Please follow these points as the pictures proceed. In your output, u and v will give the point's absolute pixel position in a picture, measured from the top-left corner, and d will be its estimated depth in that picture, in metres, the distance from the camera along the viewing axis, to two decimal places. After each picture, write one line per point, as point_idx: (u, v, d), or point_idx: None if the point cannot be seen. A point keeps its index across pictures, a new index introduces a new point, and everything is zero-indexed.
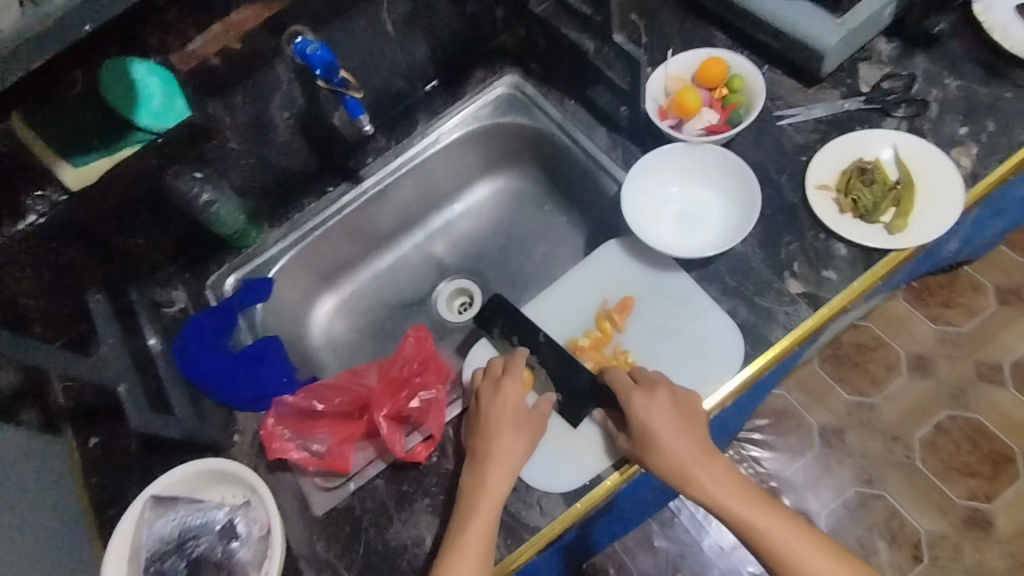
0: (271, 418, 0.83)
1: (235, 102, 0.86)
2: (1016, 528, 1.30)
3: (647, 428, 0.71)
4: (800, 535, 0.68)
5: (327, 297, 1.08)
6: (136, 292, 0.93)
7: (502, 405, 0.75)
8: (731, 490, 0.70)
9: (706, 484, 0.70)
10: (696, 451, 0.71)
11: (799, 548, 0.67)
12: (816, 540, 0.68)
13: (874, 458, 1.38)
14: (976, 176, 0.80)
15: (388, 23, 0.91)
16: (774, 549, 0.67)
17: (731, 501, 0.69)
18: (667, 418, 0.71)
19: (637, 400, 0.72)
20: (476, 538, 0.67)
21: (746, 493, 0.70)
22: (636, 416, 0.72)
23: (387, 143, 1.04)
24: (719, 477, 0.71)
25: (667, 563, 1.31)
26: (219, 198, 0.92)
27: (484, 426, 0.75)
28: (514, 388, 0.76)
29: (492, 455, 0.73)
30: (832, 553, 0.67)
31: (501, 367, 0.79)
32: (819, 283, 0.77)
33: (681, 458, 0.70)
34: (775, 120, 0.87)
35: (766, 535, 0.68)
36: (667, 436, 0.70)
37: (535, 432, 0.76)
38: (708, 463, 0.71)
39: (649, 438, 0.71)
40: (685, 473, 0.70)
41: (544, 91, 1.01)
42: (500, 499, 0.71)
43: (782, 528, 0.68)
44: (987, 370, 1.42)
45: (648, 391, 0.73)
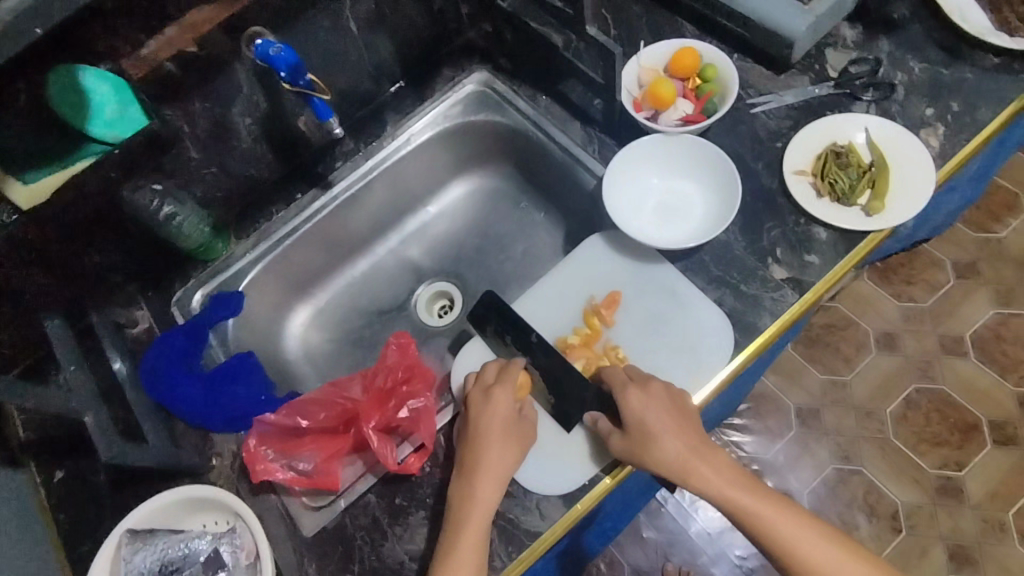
0: (253, 439, 0.79)
1: (194, 108, 0.81)
2: (986, 493, 1.35)
3: (642, 423, 0.70)
4: (797, 520, 0.68)
5: (302, 308, 1.04)
6: (97, 315, 0.87)
7: (493, 414, 0.74)
8: (730, 481, 0.70)
9: (703, 474, 0.70)
10: (692, 441, 0.71)
11: (796, 533, 0.67)
12: (813, 524, 0.68)
13: (849, 435, 1.41)
14: (945, 155, 0.81)
15: (352, 21, 0.88)
16: (773, 535, 0.67)
17: (728, 490, 0.69)
18: (661, 413, 0.71)
19: (631, 396, 0.72)
20: (466, 553, 0.66)
21: (742, 480, 0.70)
22: (630, 411, 0.71)
23: (355, 146, 1.00)
24: (716, 466, 0.70)
25: (657, 554, 1.32)
26: (181, 210, 0.87)
27: (474, 435, 0.73)
28: (507, 396, 0.75)
29: (481, 467, 0.71)
30: (828, 536, 0.67)
31: (494, 374, 0.77)
32: (803, 268, 0.78)
33: (678, 452, 0.70)
34: (748, 107, 0.87)
35: (765, 522, 0.67)
36: (662, 430, 0.70)
37: (526, 440, 0.74)
38: (704, 453, 0.70)
39: (645, 434, 0.70)
40: (682, 465, 0.69)
41: (515, 86, 0.98)
42: (490, 511, 0.69)
43: (780, 514, 0.68)
44: (951, 342, 1.46)
45: (642, 386, 0.73)
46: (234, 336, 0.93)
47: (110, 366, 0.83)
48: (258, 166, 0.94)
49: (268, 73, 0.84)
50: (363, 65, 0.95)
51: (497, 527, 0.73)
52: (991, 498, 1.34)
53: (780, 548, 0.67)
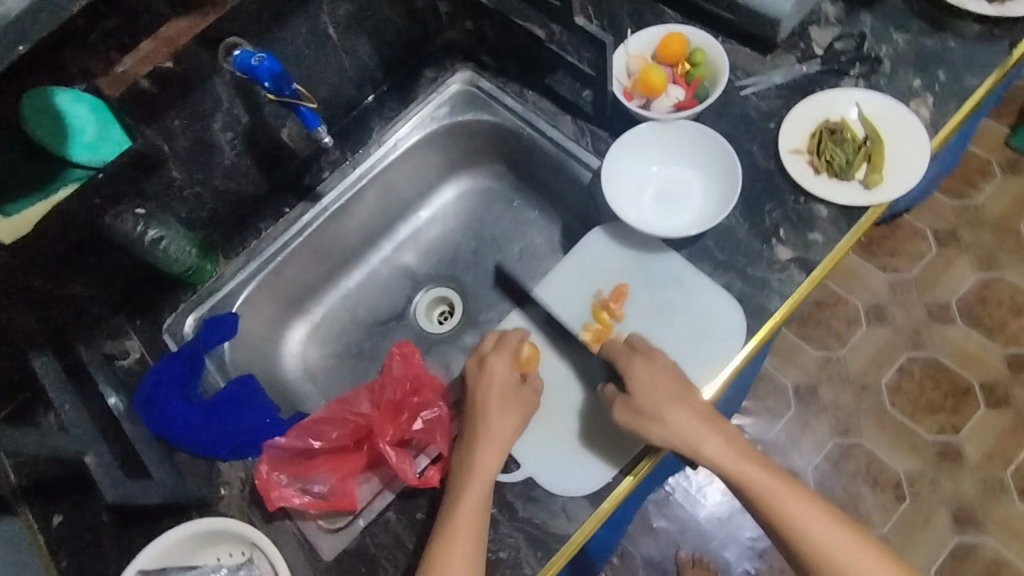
0: (265, 465, 0.76)
1: (171, 125, 0.78)
2: (984, 454, 1.34)
3: (649, 388, 0.71)
4: (807, 501, 0.66)
5: (298, 325, 1.01)
6: (84, 347, 0.85)
7: (491, 382, 0.76)
8: (741, 458, 0.69)
9: (712, 448, 0.69)
10: (701, 414, 0.70)
11: (804, 512, 0.65)
12: (821, 504, 0.66)
13: (847, 409, 1.40)
14: (936, 125, 0.82)
15: (329, 26, 0.86)
16: (781, 513, 0.66)
17: (737, 467, 0.68)
18: (668, 382, 0.71)
19: (638, 365, 0.73)
20: (468, 514, 0.66)
21: (752, 457, 0.69)
22: (637, 377, 0.72)
23: (342, 155, 0.98)
24: (726, 442, 0.69)
25: (668, 542, 1.31)
26: (167, 233, 0.82)
27: (475, 404, 0.75)
28: (503, 362, 0.78)
29: (482, 432, 0.72)
30: (836, 518, 0.66)
31: (493, 344, 0.81)
32: (807, 246, 0.77)
33: (686, 423, 0.69)
34: (738, 90, 0.86)
35: (773, 499, 0.66)
36: (670, 400, 0.70)
37: (527, 407, 0.76)
38: (713, 428, 0.70)
39: (651, 399, 0.70)
40: (690, 438, 0.68)
41: (501, 83, 0.97)
42: (490, 477, 0.69)
43: (790, 493, 0.66)
44: (938, 310, 1.46)
45: (649, 355, 0.74)
46: (231, 360, 0.90)
47: (105, 402, 0.81)
48: (242, 181, 0.92)
49: (247, 84, 0.82)
50: (344, 71, 0.93)
51: (523, 532, 0.71)
52: (988, 458, 1.34)
53: (787, 528, 0.65)
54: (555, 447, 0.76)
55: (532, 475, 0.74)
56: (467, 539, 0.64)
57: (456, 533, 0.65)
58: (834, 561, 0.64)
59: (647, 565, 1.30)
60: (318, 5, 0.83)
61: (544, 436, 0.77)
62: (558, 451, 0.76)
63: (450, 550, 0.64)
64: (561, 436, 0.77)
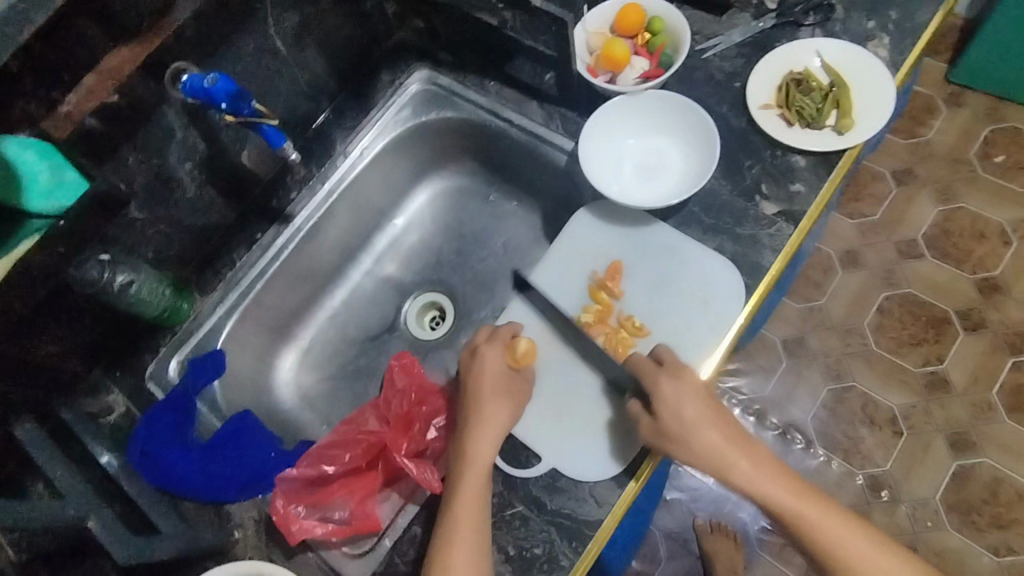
0: (280, 499, 0.74)
1: (127, 163, 0.75)
2: (968, 379, 1.30)
3: (677, 410, 0.68)
4: (845, 526, 0.66)
5: (287, 352, 0.98)
6: (68, 409, 0.81)
7: (482, 373, 0.76)
8: (773, 479, 0.68)
9: (746, 472, 0.68)
10: (733, 439, 0.69)
11: (845, 538, 0.65)
12: (861, 530, 0.66)
13: (836, 354, 1.35)
14: (896, 63, 0.83)
15: (277, 39, 0.83)
16: (821, 538, 0.65)
17: (776, 494, 0.67)
18: (696, 402, 0.68)
19: (665, 384, 0.69)
20: (469, 501, 0.66)
21: (789, 482, 0.68)
22: (666, 398, 0.68)
23: (308, 171, 0.94)
24: (760, 466, 0.68)
25: (683, 513, 1.29)
26: (137, 277, 0.78)
27: (467, 396, 0.75)
28: (496, 353, 0.78)
29: (478, 421, 0.72)
30: (876, 543, 0.65)
31: (488, 335, 0.80)
32: (791, 198, 0.78)
33: (716, 446, 0.68)
34: (699, 54, 0.86)
35: (806, 520, 0.66)
36: (701, 425, 0.68)
37: (518, 395, 0.76)
38: (747, 453, 0.69)
39: (681, 421, 0.67)
40: (717, 458, 0.68)
41: (460, 77, 0.95)
42: (487, 464, 0.69)
43: (830, 518, 0.66)
44: (906, 247, 1.40)
45: (676, 374, 0.70)
46: (224, 398, 0.86)
47: (99, 461, 0.77)
48: (209, 215, 0.88)
49: (199, 110, 0.78)
50: (297, 84, 0.90)
51: (555, 525, 0.70)
52: (973, 382, 1.30)
53: (828, 558, 0.65)
54: (573, 433, 0.75)
55: (555, 466, 0.72)
56: (467, 528, 0.65)
57: (458, 520, 0.65)
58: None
59: (666, 538, 1.28)
60: (263, 17, 0.80)
61: (559, 424, 0.76)
62: (577, 436, 0.74)
63: (453, 538, 0.64)
64: (578, 421, 0.76)
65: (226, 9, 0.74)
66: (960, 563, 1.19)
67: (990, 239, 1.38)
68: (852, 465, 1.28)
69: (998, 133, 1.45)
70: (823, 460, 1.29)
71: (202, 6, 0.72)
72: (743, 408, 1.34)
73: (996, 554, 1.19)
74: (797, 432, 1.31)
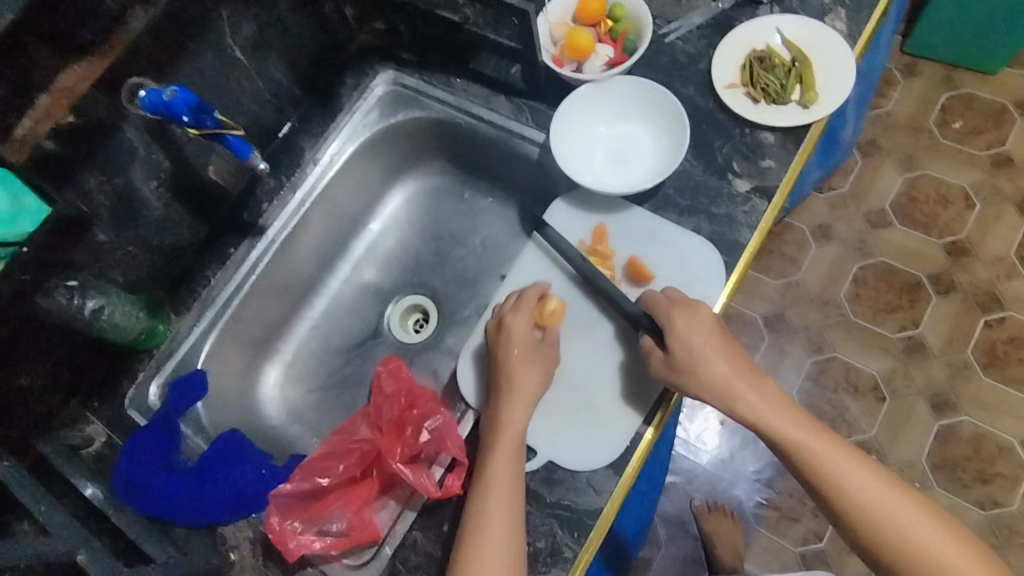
0: (274, 516, 0.73)
1: (89, 186, 0.72)
2: (945, 340, 1.32)
3: (690, 343, 0.68)
4: (845, 455, 0.66)
5: (270, 367, 0.96)
6: (47, 445, 0.77)
7: (511, 340, 0.73)
8: (778, 412, 0.69)
9: (755, 403, 0.69)
10: (743, 371, 0.70)
11: (845, 467, 0.66)
12: (862, 460, 0.66)
13: (817, 327, 1.37)
14: (854, 35, 0.84)
15: (235, 49, 0.82)
16: (821, 464, 0.66)
17: (780, 423, 0.68)
18: (710, 336, 0.69)
19: (679, 319, 0.70)
20: (502, 466, 0.66)
21: (793, 413, 0.69)
22: (679, 333, 0.69)
23: (277, 182, 0.92)
24: (767, 398, 0.70)
25: (679, 496, 1.30)
26: (108, 301, 0.75)
27: (498, 364, 0.73)
28: (524, 318, 0.75)
29: (512, 391, 0.71)
30: (875, 474, 0.66)
31: (511, 301, 0.77)
32: (763, 173, 0.79)
33: (725, 378, 0.69)
34: (662, 38, 0.86)
35: (808, 450, 0.67)
36: (713, 356, 0.69)
37: (548, 360, 0.74)
38: (754, 384, 0.70)
39: (694, 354, 0.68)
40: (723, 391, 0.69)
41: (425, 77, 0.94)
42: (520, 433, 0.68)
43: (832, 446, 0.67)
44: (876, 218, 1.41)
45: (689, 308, 0.70)
46: (208, 419, 0.85)
47: (82, 495, 0.73)
48: (177, 233, 0.86)
49: (160, 124, 0.77)
50: (260, 93, 0.88)
51: (556, 516, 0.70)
52: (949, 343, 1.32)
53: (828, 485, 0.65)
54: (570, 423, 0.74)
55: (550, 459, 0.72)
56: (501, 494, 0.64)
57: (493, 485, 0.65)
58: (874, 516, 0.64)
59: (664, 522, 1.28)
60: (219, 27, 0.78)
61: (556, 414, 0.75)
62: (573, 426, 0.74)
63: (491, 502, 0.64)
64: (576, 407, 0.75)
65: (180, 20, 0.73)
66: None
67: (954, 203, 1.40)
68: (839, 435, 1.30)
69: (954, 99, 1.46)
70: None
71: (155, 19, 0.70)
72: None
73: (982, 508, 1.22)
74: None
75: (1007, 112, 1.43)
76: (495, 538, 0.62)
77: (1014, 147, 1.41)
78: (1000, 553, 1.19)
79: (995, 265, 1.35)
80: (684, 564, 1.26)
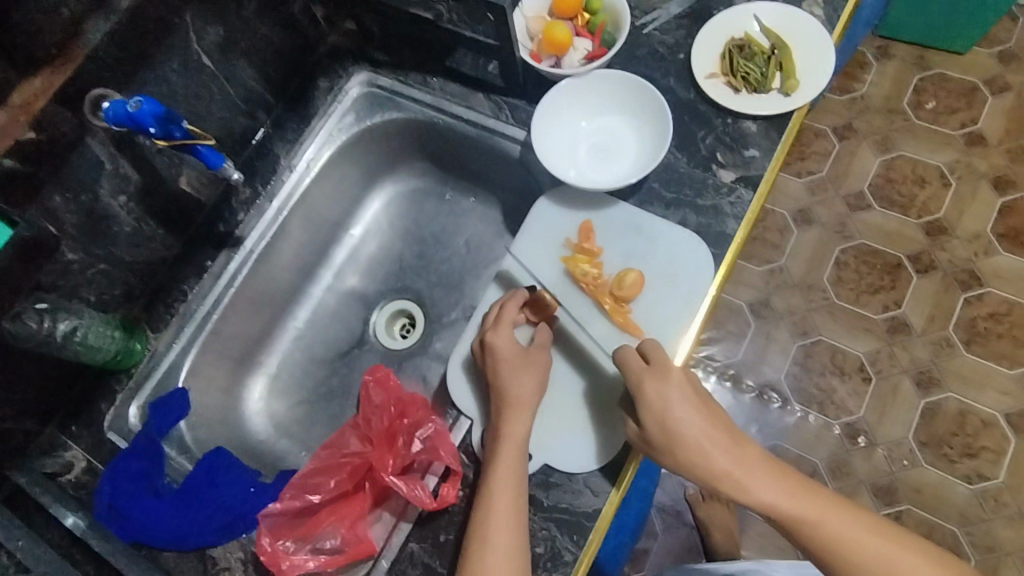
0: (266, 537, 0.71)
1: (54, 203, 0.69)
2: (927, 319, 1.32)
3: (664, 416, 0.66)
4: (842, 513, 0.63)
5: (254, 381, 0.93)
6: (22, 472, 0.75)
7: (496, 354, 0.72)
8: (766, 479, 0.65)
9: (745, 480, 0.65)
10: (726, 444, 0.66)
11: (852, 533, 0.61)
12: (866, 521, 0.62)
13: (802, 311, 1.37)
14: (831, 20, 0.84)
15: (202, 54, 0.79)
16: (825, 536, 0.62)
17: (775, 497, 0.63)
18: (685, 408, 0.66)
19: (650, 389, 0.67)
20: (505, 478, 0.64)
21: (786, 481, 0.65)
22: (652, 405, 0.67)
23: (253, 191, 0.90)
24: (755, 469, 0.65)
25: (674, 486, 1.28)
26: (81, 322, 0.74)
27: (490, 377, 0.72)
28: (507, 331, 0.73)
29: (509, 402, 0.69)
30: (885, 534, 0.62)
31: (492, 317, 0.76)
32: (747, 163, 0.78)
33: (704, 447, 0.65)
34: (640, 29, 0.85)
35: (805, 517, 0.63)
36: (694, 435, 0.66)
37: (541, 367, 0.72)
38: (740, 455, 0.66)
39: (670, 431, 0.65)
40: (705, 461, 0.65)
41: (401, 76, 0.92)
42: (520, 443, 0.67)
43: (833, 512, 0.63)
44: (854, 200, 1.42)
45: (661, 374, 0.68)
46: (192, 438, 0.82)
47: (64, 524, 0.72)
48: (150, 248, 0.83)
49: (127, 137, 0.74)
50: (229, 99, 0.85)
51: (555, 520, 0.68)
52: (931, 321, 1.32)
53: (838, 559, 0.61)
54: (565, 425, 0.73)
55: (546, 462, 0.71)
56: (506, 507, 0.63)
57: (493, 498, 0.63)
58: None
59: (660, 513, 1.27)
60: (184, 32, 0.75)
61: (551, 419, 0.74)
62: (569, 429, 0.73)
63: (492, 517, 0.62)
64: (570, 412, 0.74)
65: (142, 27, 0.70)
66: (937, 496, 1.23)
67: (931, 183, 1.40)
68: (828, 417, 1.30)
69: (926, 80, 1.47)
70: (800, 415, 1.31)
71: (116, 26, 0.67)
72: (720, 375, 1.34)
73: (969, 482, 1.23)
74: (773, 392, 1.32)
75: (978, 91, 1.44)
76: (497, 553, 0.61)
77: (985, 125, 1.42)
78: (988, 526, 1.20)
79: (972, 242, 1.36)
80: (682, 554, 1.25)
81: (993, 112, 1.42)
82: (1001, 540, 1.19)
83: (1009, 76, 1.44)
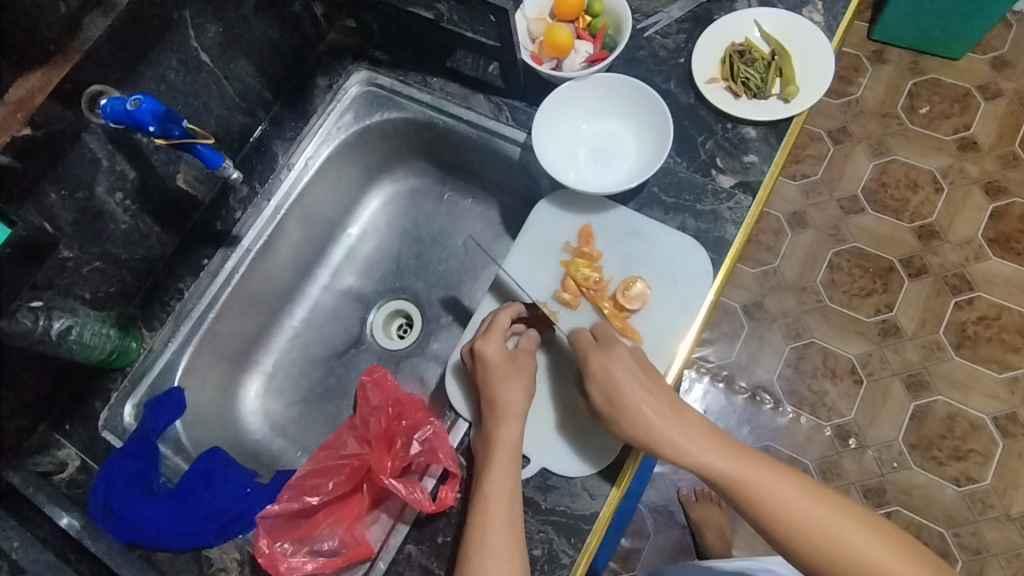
0: (264, 539, 0.71)
1: (50, 200, 0.69)
2: (918, 322, 1.34)
3: (608, 386, 0.68)
4: (708, 438, 0.66)
5: (250, 381, 0.93)
6: (16, 472, 0.74)
7: (487, 363, 0.72)
8: (652, 405, 0.67)
9: (676, 440, 0.66)
10: (644, 393, 0.68)
11: (801, 504, 0.62)
12: (814, 491, 0.63)
13: (794, 313, 1.37)
14: (831, 27, 0.85)
15: (202, 51, 0.78)
16: (689, 457, 0.65)
17: (654, 419, 0.66)
18: (629, 380, 0.68)
19: (596, 362, 0.70)
20: (503, 485, 0.64)
21: (717, 442, 0.66)
22: (596, 377, 0.69)
23: (250, 189, 0.89)
24: (687, 429, 0.67)
25: (666, 485, 1.29)
26: (76, 321, 0.73)
27: (483, 384, 0.72)
28: (496, 339, 0.73)
29: (505, 409, 0.69)
30: (753, 460, 0.65)
31: (484, 326, 0.76)
32: (746, 169, 0.78)
33: (619, 392, 0.68)
34: (641, 33, 0.85)
35: (669, 435, 0.66)
36: (637, 402, 0.67)
37: (529, 375, 0.72)
38: (676, 420, 0.67)
39: (615, 402, 0.68)
40: (618, 402, 0.67)
41: (401, 76, 0.91)
42: (515, 446, 0.67)
43: (702, 437, 0.66)
44: (848, 204, 1.43)
45: (606, 348, 0.71)
46: (188, 437, 0.81)
47: (59, 523, 0.73)
48: (146, 245, 0.82)
49: (124, 133, 0.73)
50: (228, 98, 0.85)
51: (552, 523, 0.69)
52: (922, 325, 1.33)
53: (766, 517, 0.63)
54: (560, 428, 0.74)
55: (543, 465, 0.71)
56: (506, 514, 0.63)
57: (491, 501, 0.63)
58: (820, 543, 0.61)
59: (652, 512, 1.28)
60: (184, 29, 0.75)
61: (544, 422, 0.75)
62: (565, 433, 0.73)
63: (490, 522, 0.62)
64: (567, 415, 0.75)
65: (143, 25, 0.69)
66: (926, 498, 1.24)
67: (924, 187, 1.41)
68: (820, 419, 1.31)
69: (920, 85, 1.48)
70: (793, 417, 1.31)
71: (115, 24, 0.66)
72: (711, 377, 1.35)
73: (957, 484, 1.24)
74: (765, 393, 1.33)
75: (971, 97, 1.46)
76: (498, 557, 0.61)
77: (978, 130, 1.43)
78: (976, 528, 1.22)
79: (963, 247, 1.37)
80: (674, 554, 1.25)
81: (986, 118, 1.44)
82: (987, 542, 1.21)
83: (1002, 83, 1.46)
